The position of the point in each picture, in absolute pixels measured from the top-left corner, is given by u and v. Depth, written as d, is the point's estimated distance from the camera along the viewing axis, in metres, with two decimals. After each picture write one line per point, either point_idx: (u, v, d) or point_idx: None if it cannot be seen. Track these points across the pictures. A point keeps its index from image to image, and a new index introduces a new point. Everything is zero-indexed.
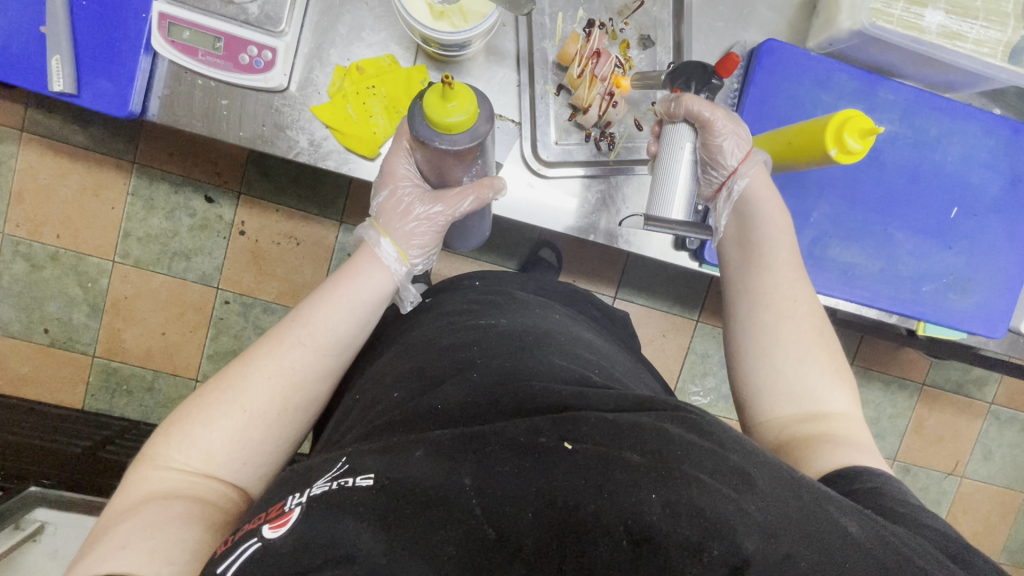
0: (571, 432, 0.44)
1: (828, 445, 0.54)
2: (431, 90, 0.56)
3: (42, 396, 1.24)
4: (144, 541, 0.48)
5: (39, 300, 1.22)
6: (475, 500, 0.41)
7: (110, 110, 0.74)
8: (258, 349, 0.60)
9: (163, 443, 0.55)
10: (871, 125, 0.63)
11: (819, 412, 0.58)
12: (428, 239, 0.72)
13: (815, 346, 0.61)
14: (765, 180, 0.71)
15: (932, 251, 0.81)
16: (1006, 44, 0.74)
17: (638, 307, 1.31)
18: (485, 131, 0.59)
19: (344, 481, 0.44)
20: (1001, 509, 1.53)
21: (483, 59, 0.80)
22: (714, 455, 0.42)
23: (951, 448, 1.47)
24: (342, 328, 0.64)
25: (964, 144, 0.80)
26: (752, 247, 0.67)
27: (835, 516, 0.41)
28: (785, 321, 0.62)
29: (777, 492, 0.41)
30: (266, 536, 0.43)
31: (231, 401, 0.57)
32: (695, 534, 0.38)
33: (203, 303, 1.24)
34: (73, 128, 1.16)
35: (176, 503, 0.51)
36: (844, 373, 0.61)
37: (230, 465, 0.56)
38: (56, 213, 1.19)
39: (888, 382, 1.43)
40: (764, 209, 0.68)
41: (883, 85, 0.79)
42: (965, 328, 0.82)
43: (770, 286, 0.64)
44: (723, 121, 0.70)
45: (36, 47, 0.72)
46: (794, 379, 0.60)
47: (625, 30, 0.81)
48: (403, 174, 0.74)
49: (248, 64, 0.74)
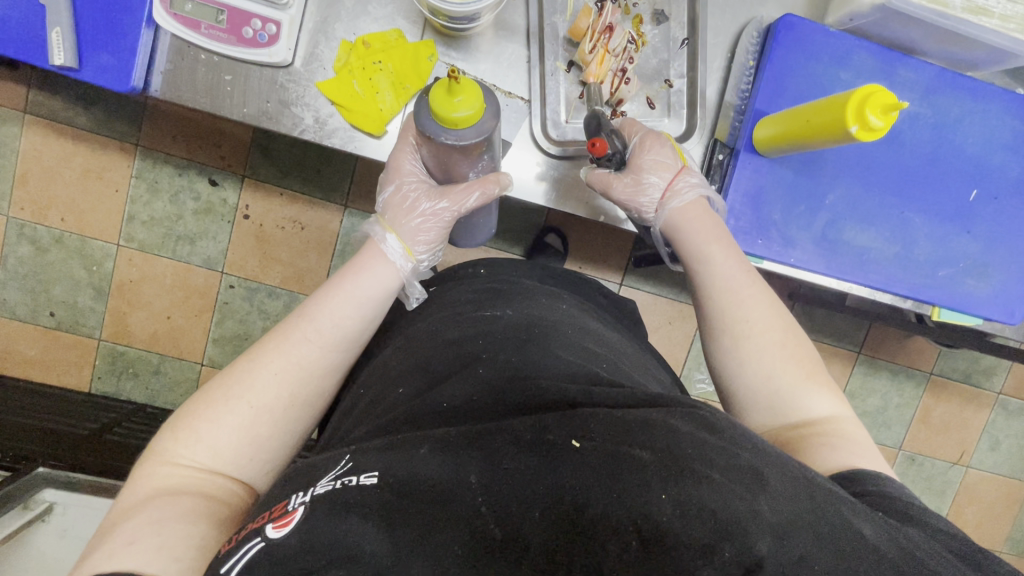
0: (579, 430, 0.43)
1: (823, 449, 0.54)
2: (436, 85, 0.55)
3: (49, 379, 1.25)
4: (151, 538, 0.47)
5: (44, 283, 1.22)
6: (482, 498, 0.41)
7: (112, 85, 0.72)
8: (265, 344, 0.60)
9: (171, 438, 0.55)
10: (895, 100, 0.61)
11: (802, 421, 0.57)
12: (434, 234, 0.72)
13: (777, 359, 0.60)
14: (692, 210, 0.70)
15: (949, 235, 0.79)
16: None
17: (644, 294, 1.30)
18: (492, 126, 0.58)
19: (348, 479, 0.44)
20: (1006, 500, 1.52)
21: (492, 34, 0.78)
22: (724, 454, 0.42)
23: (957, 438, 1.47)
24: (349, 324, 0.63)
25: (985, 124, 0.78)
26: (697, 287, 0.66)
27: (849, 517, 0.41)
28: (744, 342, 0.61)
29: (790, 491, 0.41)
30: (269, 535, 0.42)
31: (238, 396, 0.56)
32: (706, 535, 0.37)
33: (209, 287, 1.24)
34: (76, 109, 1.15)
35: (182, 499, 0.51)
36: (819, 375, 0.60)
37: (237, 461, 0.56)
38: (60, 195, 1.19)
39: (895, 371, 1.42)
40: (691, 243, 0.68)
41: (903, 62, 0.77)
42: (983, 314, 0.81)
43: (718, 312, 0.63)
44: (622, 182, 0.73)
45: (36, 19, 0.71)
46: (768, 393, 0.59)
47: (638, 4, 0.79)
48: (409, 170, 0.73)
49: (252, 38, 0.73)
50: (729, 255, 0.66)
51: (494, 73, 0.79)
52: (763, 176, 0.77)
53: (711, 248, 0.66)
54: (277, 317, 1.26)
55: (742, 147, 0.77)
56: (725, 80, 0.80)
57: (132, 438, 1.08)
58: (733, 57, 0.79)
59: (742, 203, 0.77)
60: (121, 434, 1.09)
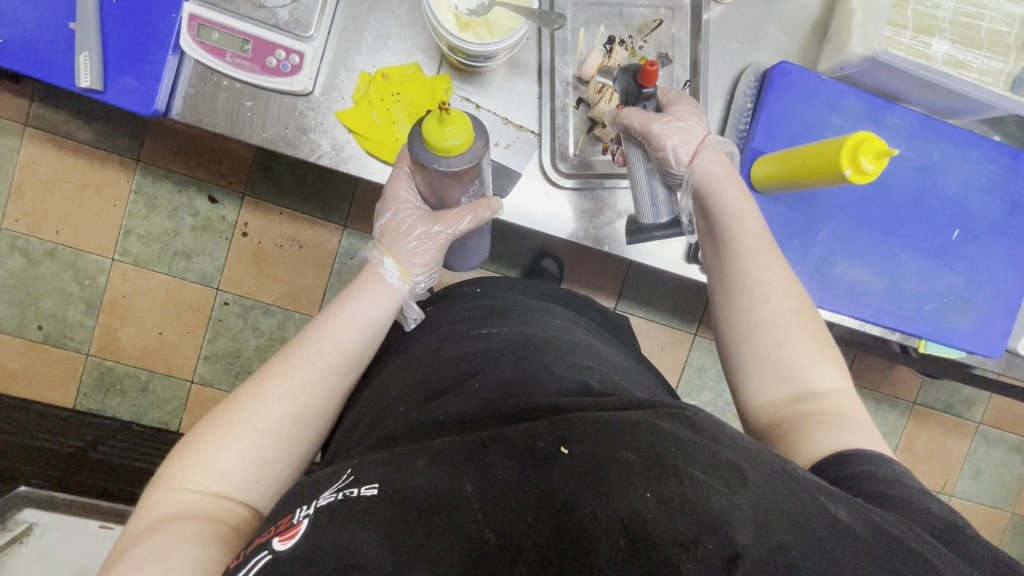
0: (567, 436, 0.44)
1: (818, 427, 0.55)
2: (428, 117, 0.57)
3: (32, 395, 1.22)
4: (160, 560, 0.48)
5: (35, 296, 1.20)
6: (478, 507, 0.42)
7: (134, 107, 0.74)
8: (270, 368, 0.61)
9: (178, 465, 0.55)
10: (885, 147, 0.64)
11: (808, 390, 0.58)
12: (430, 256, 0.71)
13: (793, 326, 0.60)
14: (722, 164, 0.69)
15: (934, 271, 0.83)
16: (1008, 75, 0.77)
17: (637, 319, 1.33)
18: (483, 150, 0.60)
19: (350, 492, 0.46)
20: (988, 529, 1.55)
21: (505, 71, 0.81)
22: (706, 450, 0.43)
23: (941, 467, 1.50)
24: (352, 347, 0.64)
25: (966, 169, 0.82)
26: (727, 245, 0.65)
27: (826, 503, 0.42)
28: (761, 305, 0.62)
29: (768, 484, 0.42)
30: (276, 549, 0.44)
31: (243, 420, 0.57)
32: (689, 530, 0.38)
33: (203, 303, 1.23)
34: (78, 124, 1.16)
35: (189, 522, 0.52)
36: (828, 349, 0.61)
37: (243, 484, 0.56)
38: (56, 209, 1.18)
39: (879, 400, 1.46)
40: (722, 199, 0.67)
41: (890, 110, 0.81)
42: (966, 347, 0.84)
43: (742, 271, 0.63)
44: (661, 124, 0.69)
45: (65, 43, 0.72)
46: (778, 361, 0.60)
47: (644, 47, 0.83)
48: (405, 197, 0.73)
49: (275, 67, 0.75)
50: (756, 219, 0.66)
51: (506, 107, 0.82)
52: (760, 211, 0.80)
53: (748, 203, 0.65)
54: (271, 335, 1.25)
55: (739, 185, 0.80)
56: (724, 121, 0.83)
57: (116, 457, 1.09)
58: (732, 100, 0.83)
59: None
60: (106, 452, 1.09)
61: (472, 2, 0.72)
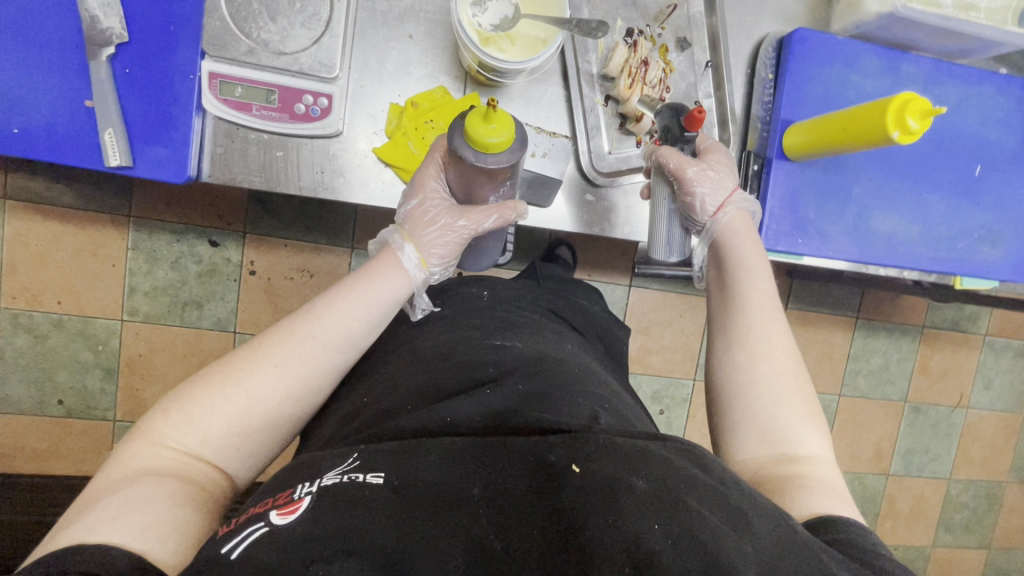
0: (580, 456, 0.44)
1: (800, 490, 0.51)
2: (472, 111, 0.57)
3: (66, 470, 1.20)
4: (136, 514, 0.45)
5: (49, 371, 1.17)
6: (483, 511, 0.42)
7: (167, 176, 0.73)
8: (268, 335, 0.57)
9: (161, 419, 0.52)
10: (930, 107, 0.66)
11: (793, 454, 0.54)
12: (450, 248, 0.69)
13: (785, 385, 0.58)
14: (745, 224, 0.70)
15: (963, 208, 0.85)
16: (1014, 9, 0.78)
17: (653, 291, 1.34)
18: (520, 153, 0.59)
19: (356, 476, 0.45)
20: (1004, 432, 1.63)
21: (529, 79, 0.80)
22: (716, 494, 0.43)
23: (955, 382, 1.56)
24: (356, 328, 0.60)
25: (981, 106, 0.84)
26: (732, 296, 0.64)
27: (828, 564, 0.40)
28: (758, 361, 0.59)
29: (773, 536, 0.41)
30: (275, 521, 0.43)
31: (236, 386, 0.53)
32: (695, 568, 0.38)
33: (222, 349, 1.21)
34: (60, 188, 1.11)
35: (167, 481, 0.48)
36: (818, 417, 0.57)
37: (223, 450, 0.53)
38: (54, 279, 1.14)
39: (891, 329, 1.51)
40: (737, 253, 0.66)
41: (905, 59, 0.82)
42: (998, 276, 0.87)
43: (746, 325, 0.61)
44: (695, 171, 0.71)
45: (83, 122, 0.71)
46: (766, 413, 0.56)
47: (662, 34, 0.82)
48: (432, 187, 0.71)
49: (305, 113, 0.75)
50: (769, 283, 0.64)
51: (536, 116, 0.82)
52: (796, 179, 0.82)
53: (762, 260, 0.65)
54: None
55: (775, 156, 0.81)
56: (749, 94, 0.85)
57: None
58: (754, 75, 0.84)
59: (779, 206, 0.81)
60: None
61: (495, 16, 0.71)
